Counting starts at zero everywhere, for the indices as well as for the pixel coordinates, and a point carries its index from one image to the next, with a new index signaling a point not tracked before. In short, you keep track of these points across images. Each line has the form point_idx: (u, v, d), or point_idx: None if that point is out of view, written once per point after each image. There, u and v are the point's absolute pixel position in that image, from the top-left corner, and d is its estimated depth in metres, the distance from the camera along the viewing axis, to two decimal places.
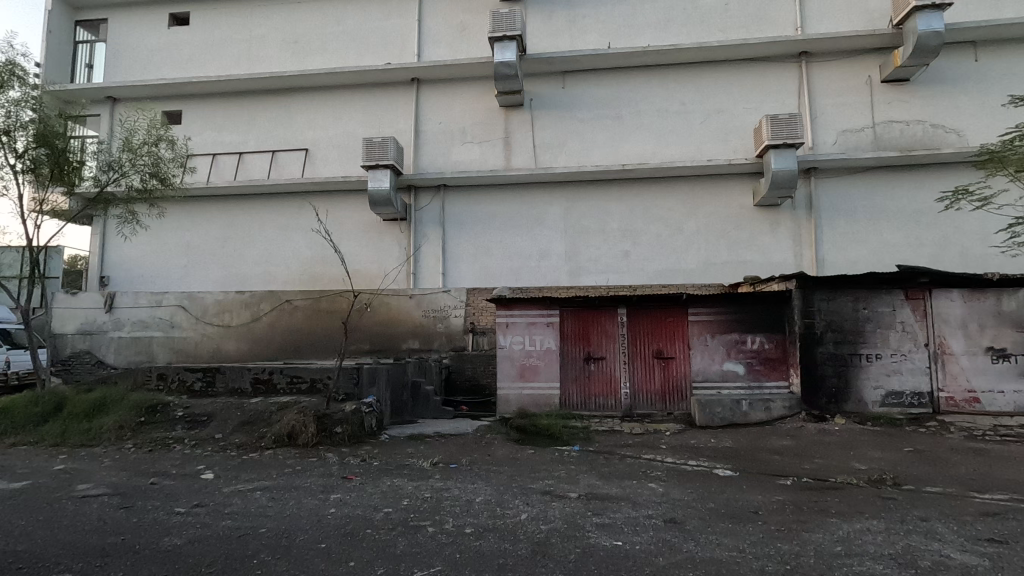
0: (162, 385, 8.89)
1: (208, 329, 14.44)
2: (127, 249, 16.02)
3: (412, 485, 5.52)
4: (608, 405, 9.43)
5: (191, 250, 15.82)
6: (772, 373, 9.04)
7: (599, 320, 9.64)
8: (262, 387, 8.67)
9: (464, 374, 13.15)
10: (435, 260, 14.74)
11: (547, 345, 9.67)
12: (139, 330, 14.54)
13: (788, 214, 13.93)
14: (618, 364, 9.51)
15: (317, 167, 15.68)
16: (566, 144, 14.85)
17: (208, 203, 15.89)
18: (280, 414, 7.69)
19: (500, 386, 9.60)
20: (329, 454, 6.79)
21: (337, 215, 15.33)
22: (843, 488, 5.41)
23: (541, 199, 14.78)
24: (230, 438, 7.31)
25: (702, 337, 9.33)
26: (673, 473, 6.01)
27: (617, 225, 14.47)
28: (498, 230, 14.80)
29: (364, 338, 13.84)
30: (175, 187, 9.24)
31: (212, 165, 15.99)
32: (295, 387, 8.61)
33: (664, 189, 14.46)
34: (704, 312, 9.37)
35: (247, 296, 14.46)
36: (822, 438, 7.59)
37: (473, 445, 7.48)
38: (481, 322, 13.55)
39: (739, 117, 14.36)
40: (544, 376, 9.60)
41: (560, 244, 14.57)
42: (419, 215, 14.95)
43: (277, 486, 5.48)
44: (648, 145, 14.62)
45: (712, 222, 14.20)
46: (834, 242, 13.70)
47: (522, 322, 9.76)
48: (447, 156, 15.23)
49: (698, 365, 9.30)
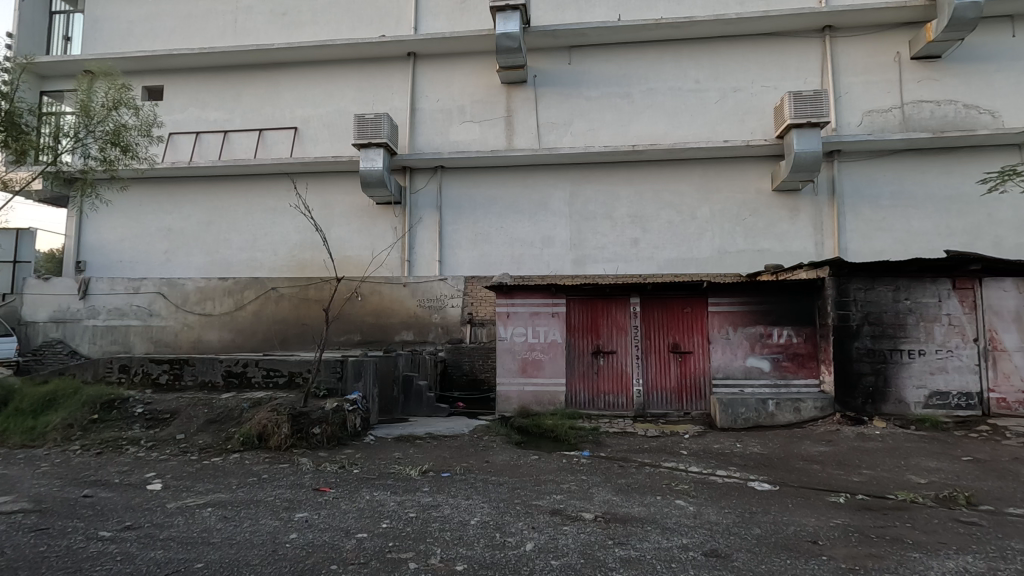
0: (124, 378, 8.02)
1: (189, 318, 13.54)
2: (105, 233, 15.13)
3: (395, 501, 4.63)
4: (618, 404, 8.57)
5: (173, 235, 14.91)
6: (800, 369, 8.26)
7: (609, 311, 8.76)
8: (234, 381, 7.79)
9: (462, 369, 12.24)
10: (431, 246, 13.85)
11: (551, 337, 8.77)
12: (115, 318, 13.63)
13: (809, 200, 13.02)
14: (629, 359, 8.64)
15: (306, 146, 14.72)
16: (572, 124, 13.91)
17: (191, 184, 14.98)
18: (251, 412, 6.82)
19: (500, 381, 8.71)
20: (303, 459, 5.91)
21: (327, 198, 14.41)
22: (909, 508, 4.53)
23: (544, 182, 13.88)
24: (193, 440, 6.43)
25: (723, 330, 8.48)
26: (702, 487, 5.14)
27: (625, 211, 13.57)
28: (499, 215, 13.89)
29: (354, 329, 12.95)
30: (140, 159, 8.32)
31: (195, 143, 15.06)
32: (271, 381, 7.74)
33: (676, 172, 13.53)
34: (725, 303, 8.52)
35: (230, 283, 13.55)
36: (863, 444, 6.73)
37: (468, 450, 6.61)
38: (480, 313, 12.64)
39: (758, 96, 13.41)
40: (548, 371, 8.70)
41: (564, 230, 13.67)
42: (414, 198, 14.06)
43: (233, 501, 4.58)
44: (659, 127, 13.68)
45: (727, 208, 13.29)
46: (858, 230, 12.80)
47: (524, 312, 8.87)
48: (445, 136, 14.28)
49: (719, 360, 8.44)
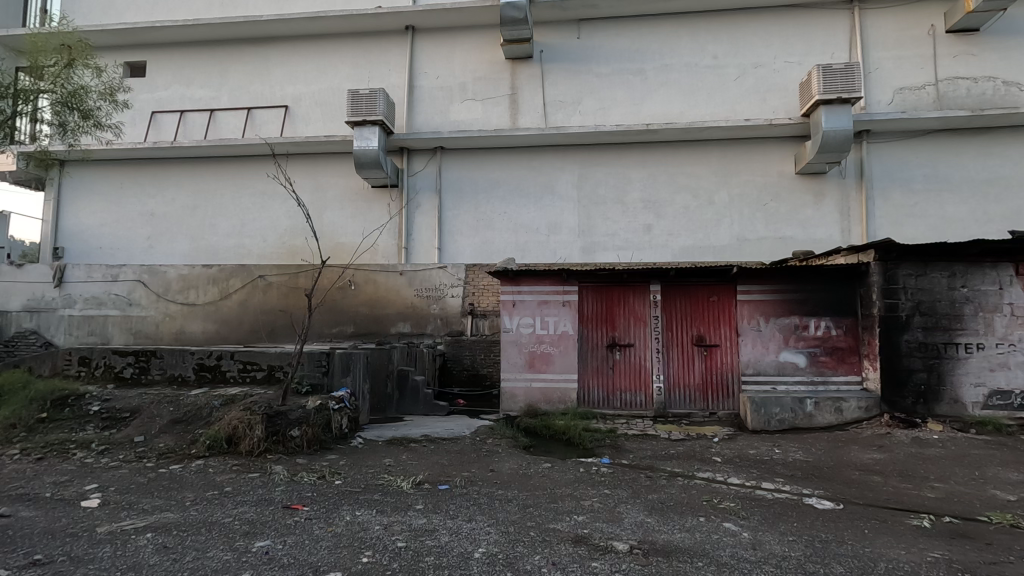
0: (84, 372, 7.16)
1: (171, 308, 12.68)
2: (85, 218, 14.26)
3: (380, 524, 3.77)
4: (636, 402, 7.72)
5: (156, 220, 14.04)
6: (840, 365, 7.40)
7: (626, 299, 7.90)
8: (207, 375, 6.93)
9: (462, 363, 11.38)
10: (429, 233, 12.99)
11: (562, 328, 7.90)
12: (93, 308, 12.76)
13: (835, 184, 12.14)
14: (649, 353, 7.78)
15: (296, 126, 13.81)
16: (581, 103, 13.01)
17: (175, 166, 14.11)
18: (223, 412, 5.97)
19: (505, 377, 7.86)
20: (276, 467, 5.05)
21: (319, 181, 13.52)
22: (1014, 536, 3.68)
23: (551, 164, 12.99)
24: (153, 443, 5.58)
25: (753, 322, 7.61)
26: (750, 505, 4.29)
27: (637, 195, 12.69)
28: (502, 199, 13.01)
29: (347, 321, 12.08)
30: (100, 125, 7.39)
31: (179, 123, 14.13)
32: (248, 376, 6.88)
33: (692, 154, 12.65)
34: (756, 292, 7.64)
35: (215, 270, 12.66)
36: (922, 450, 5.87)
37: (470, 455, 5.76)
38: (482, 303, 11.75)
39: (781, 72, 12.48)
40: (558, 366, 7.83)
41: (573, 216, 12.80)
42: (412, 182, 13.18)
43: (181, 523, 3.73)
44: (674, 105, 12.77)
45: (746, 192, 12.40)
46: (888, 216, 11.92)
47: (532, 300, 7.99)
48: (445, 115, 13.37)
49: (749, 355, 7.58)
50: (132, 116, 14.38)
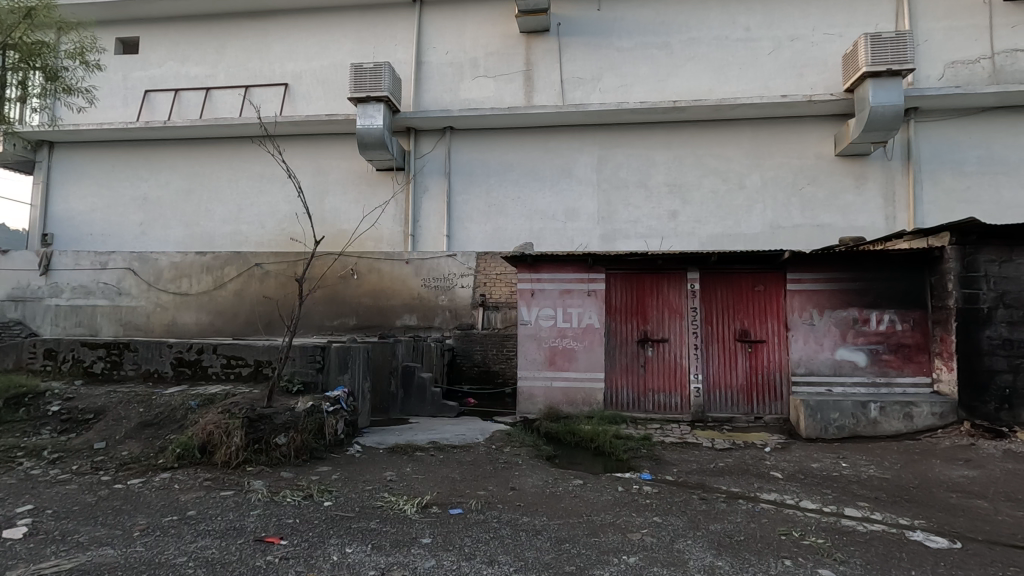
0: (50, 366, 6.36)
1: (163, 298, 11.91)
2: (75, 203, 13.50)
3: (376, 568, 2.92)
4: (670, 405, 6.84)
5: (149, 205, 13.27)
6: (906, 365, 6.47)
7: (659, 289, 7.01)
8: (186, 372, 6.12)
9: (472, 360, 10.51)
10: (438, 219, 12.14)
11: (587, 321, 7.02)
12: (80, 297, 11.99)
13: (879, 166, 11.14)
14: (685, 349, 6.89)
15: (296, 105, 12.95)
16: (601, 79, 12.07)
17: (170, 148, 13.33)
18: (199, 415, 5.14)
19: (522, 375, 7.00)
20: (256, 484, 4.22)
21: (321, 163, 12.69)
22: None
23: (569, 146, 12.08)
24: (115, 451, 4.77)
25: (806, 315, 6.70)
26: (843, 541, 3.39)
27: (662, 179, 11.77)
28: (516, 183, 12.12)
29: (349, 312, 11.26)
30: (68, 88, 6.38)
31: (174, 102, 13.31)
32: (232, 373, 6.05)
33: (721, 135, 11.69)
34: (809, 281, 6.73)
35: (209, 258, 11.88)
36: (1021, 467, 4.95)
37: (485, 469, 4.91)
38: (494, 294, 10.86)
39: (820, 45, 11.46)
40: (583, 363, 6.96)
41: (591, 201, 11.90)
42: (419, 164, 12.33)
43: (120, 565, 2.89)
44: (702, 82, 11.78)
45: (781, 176, 11.44)
46: (938, 202, 10.92)
47: (553, 289, 7.11)
48: (455, 93, 12.46)
49: (801, 352, 6.67)
50: (124, 95, 13.56)
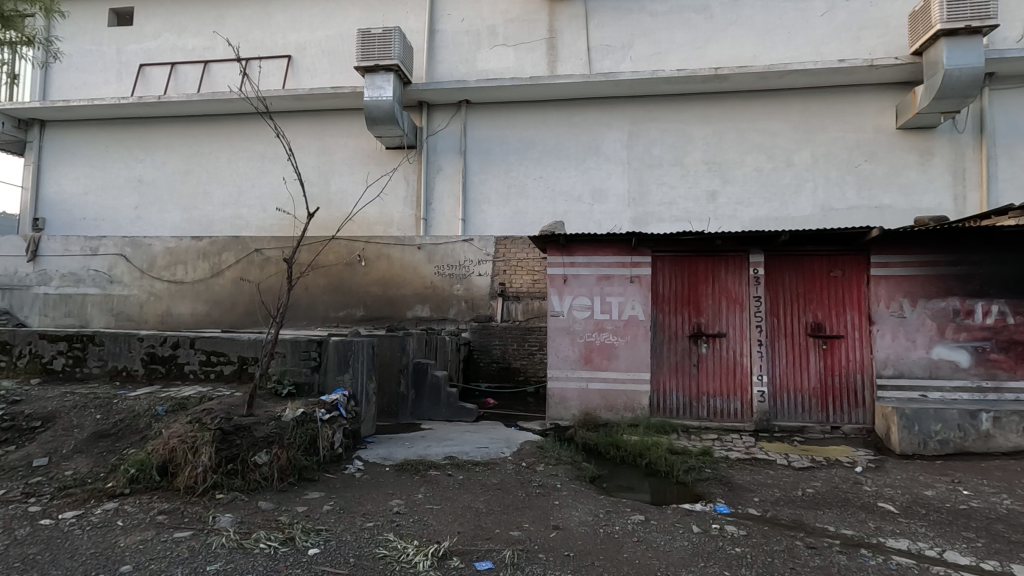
0: (4, 363, 5.45)
1: (156, 286, 11.04)
2: (67, 185, 12.66)
3: None
4: (728, 411, 5.81)
5: (144, 187, 12.41)
6: (1019, 366, 5.35)
7: (715, 275, 5.94)
8: (158, 370, 5.17)
9: (490, 355, 9.59)
10: (452, 201, 11.13)
11: (629, 313, 5.97)
12: (70, 286, 11.15)
13: (947, 140, 9.91)
14: (747, 346, 5.83)
15: (300, 79, 11.96)
16: (632, 47, 10.93)
17: (167, 126, 12.44)
18: (164, 424, 4.19)
19: (554, 375, 6.00)
20: (223, 519, 3.26)
21: (326, 141, 11.72)
22: None
23: (596, 120, 10.98)
24: (57, 471, 3.83)
25: (895, 306, 5.59)
26: None
27: (700, 156, 10.64)
28: (538, 162, 11.06)
29: (356, 303, 10.31)
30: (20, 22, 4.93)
31: (170, 76, 12.37)
32: (212, 372, 5.10)
33: (767, 107, 10.50)
34: (898, 265, 5.61)
35: (205, 243, 10.99)
36: None
37: (516, 497, 3.92)
38: (515, 283, 9.83)
39: (879, 5, 10.21)
40: (624, 362, 5.92)
41: (621, 181, 10.82)
42: (432, 142, 11.33)
43: None
44: (746, 48, 10.58)
45: (834, 152, 10.26)
46: (1015, 179, 9.68)
47: (589, 275, 6.07)
48: (471, 64, 11.38)
49: (889, 350, 5.57)
50: (119, 70, 12.66)
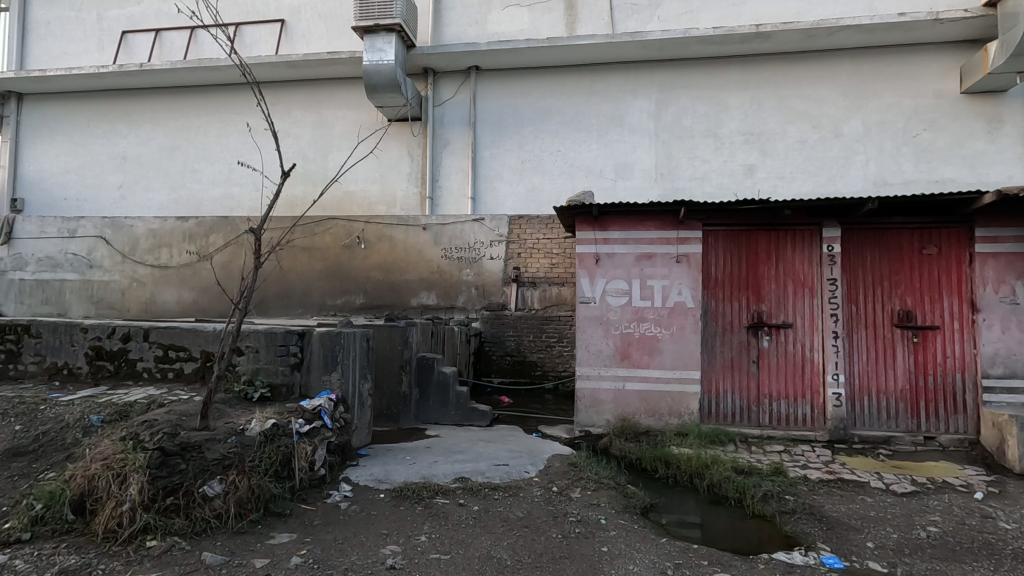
0: None
1: (139, 271, 10.15)
2: (46, 163, 11.75)
3: None
4: (795, 417, 4.82)
5: (128, 164, 11.47)
6: None
7: (780, 254, 4.92)
8: (105, 368, 4.24)
9: (504, 347, 8.68)
10: (461, 178, 10.13)
11: (674, 299, 4.96)
12: (47, 271, 10.26)
13: (1019, 105, 8.76)
14: (819, 340, 4.82)
15: (294, 46, 10.91)
16: (661, 5, 9.80)
17: (153, 97, 11.48)
18: (94, 439, 3.26)
19: (584, 374, 5.03)
20: None
21: (324, 114, 10.72)
22: None
23: (621, 87, 9.89)
24: None
25: (1006, 291, 4.54)
26: None
27: (736, 126, 9.56)
28: (555, 134, 10.01)
29: (355, 289, 9.35)
30: None
31: (155, 44, 11.38)
32: (169, 370, 4.17)
33: (813, 70, 9.37)
34: (1011, 240, 4.55)
35: (191, 224, 10.06)
36: None
37: (550, 541, 2.97)
38: (531, 268, 8.83)
39: None
40: (669, 358, 4.93)
41: (648, 155, 9.75)
42: (439, 113, 10.31)
43: None
44: (790, 4, 9.41)
45: (888, 120, 9.14)
46: None
47: (626, 254, 5.06)
48: (481, 26, 10.28)
49: (997, 345, 4.54)
50: (99, 38, 11.67)
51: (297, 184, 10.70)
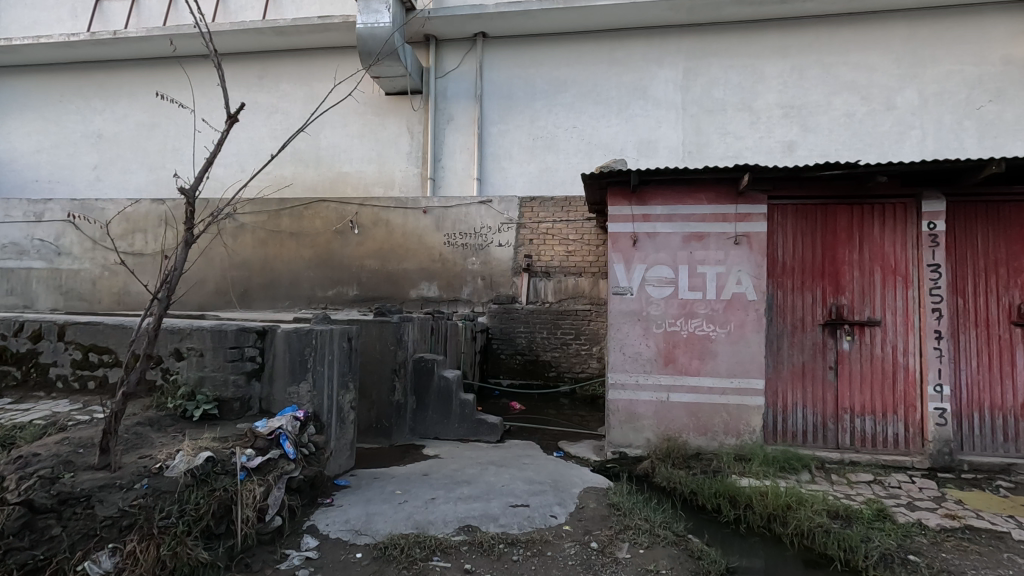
0: None
1: (111, 259, 9.23)
2: (17, 141, 10.82)
3: None
4: (884, 438, 3.85)
5: (104, 143, 10.52)
6: None
7: (864, 234, 3.94)
8: (11, 375, 3.32)
9: (514, 346, 7.71)
10: (467, 158, 9.15)
11: (732, 290, 3.99)
12: (12, 258, 9.33)
13: None
14: (915, 343, 3.84)
15: (284, 11, 9.88)
16: None
17: (132, 69, 10.52)
18: None
19: (618, 382, 4.07)
20: None
21: (316, 87, 9.75)
22: None
23: (645, 55, 8.87)
24: None
25: None
26: None
27: (774, 98, 8.52)
28: (571, 108, 8.99)
29: (348, 279, 8.40)
30: None
31: (133, 11, 10.42)
32: (88, 377, 3.23)
33: (862, 35, 8.32)
34: None
35: (167, 207, 9.12)
36: None
37: None
38: (545, 256, 7.87)
39: None
40: (725, 364, 3.96)
41: (674, 131, 8.73)
42: (443, 85, 9.32)
43: None
44: None
45: (948, 90, 8.09)
46: None
47: (670, 234, 4.09)
48: None
49: None
50: (73, 5, 10.69)
51: (286, 164, 9.71)
